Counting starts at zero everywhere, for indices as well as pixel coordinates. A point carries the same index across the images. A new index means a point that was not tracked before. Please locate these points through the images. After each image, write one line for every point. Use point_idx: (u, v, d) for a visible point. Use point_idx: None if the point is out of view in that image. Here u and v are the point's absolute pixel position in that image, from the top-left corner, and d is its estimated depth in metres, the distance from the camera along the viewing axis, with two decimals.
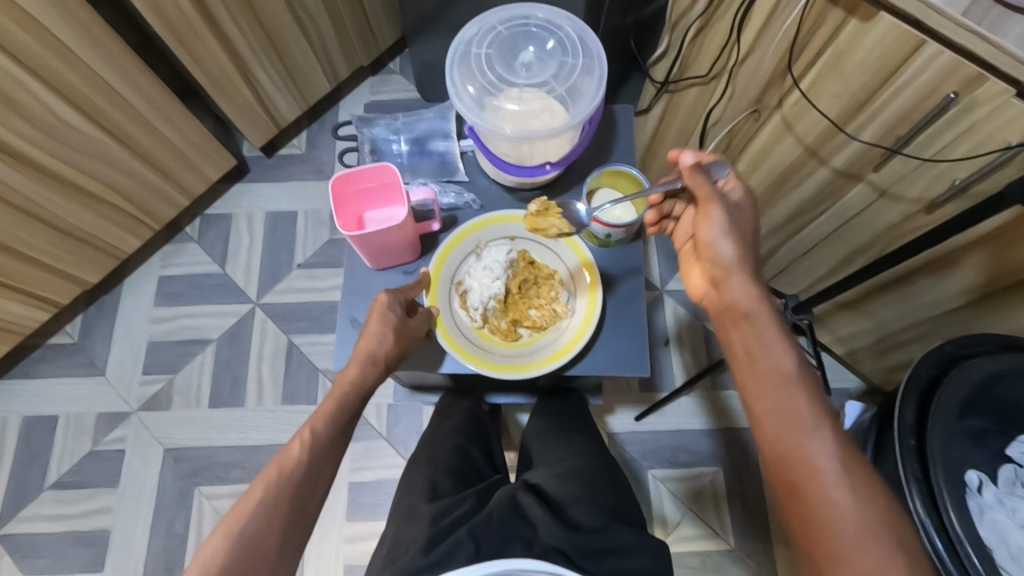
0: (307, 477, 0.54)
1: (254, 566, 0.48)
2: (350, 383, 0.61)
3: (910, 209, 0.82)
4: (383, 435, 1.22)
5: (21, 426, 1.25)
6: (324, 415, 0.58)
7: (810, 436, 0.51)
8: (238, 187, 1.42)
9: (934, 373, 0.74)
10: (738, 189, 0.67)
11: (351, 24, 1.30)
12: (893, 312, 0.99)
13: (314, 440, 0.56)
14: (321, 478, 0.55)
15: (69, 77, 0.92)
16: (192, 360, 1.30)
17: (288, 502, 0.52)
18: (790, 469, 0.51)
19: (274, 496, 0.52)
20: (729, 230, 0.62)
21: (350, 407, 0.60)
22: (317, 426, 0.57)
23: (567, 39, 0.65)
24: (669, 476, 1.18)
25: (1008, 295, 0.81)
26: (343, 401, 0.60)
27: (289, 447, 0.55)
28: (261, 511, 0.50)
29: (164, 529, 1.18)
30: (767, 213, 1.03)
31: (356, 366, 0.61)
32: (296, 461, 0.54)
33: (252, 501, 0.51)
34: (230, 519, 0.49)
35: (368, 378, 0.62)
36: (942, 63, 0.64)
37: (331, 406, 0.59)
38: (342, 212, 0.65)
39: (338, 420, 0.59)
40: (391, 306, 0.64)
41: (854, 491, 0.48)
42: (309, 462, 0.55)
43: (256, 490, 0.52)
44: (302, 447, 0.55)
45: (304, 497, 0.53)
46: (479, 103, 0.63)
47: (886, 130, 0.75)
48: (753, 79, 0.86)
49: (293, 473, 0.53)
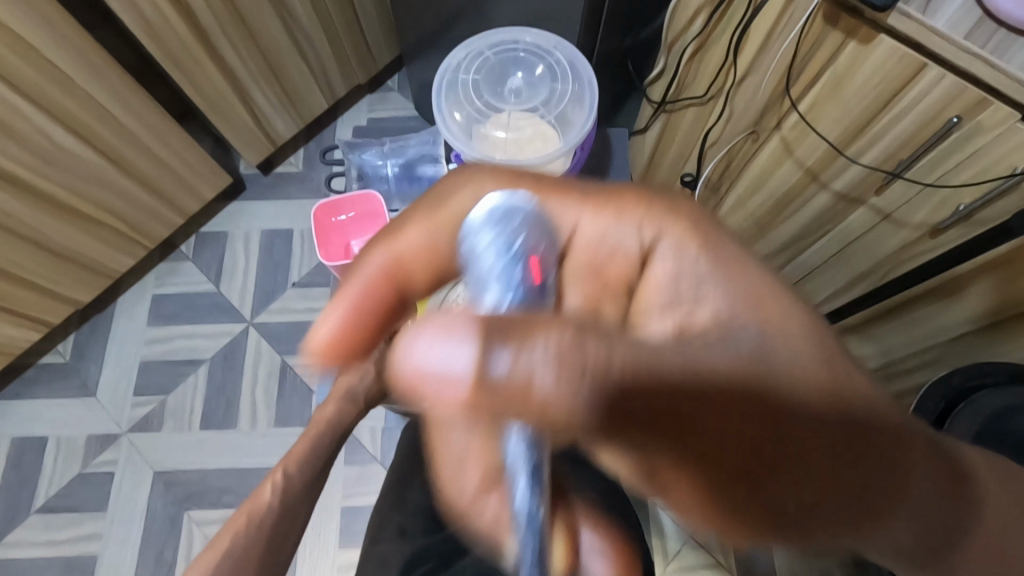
0: (277, 523, 0.54)
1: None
2: (326, 420, 0.60)
3: (912, 234, 0.80)
4: (377, 459, 1.19)
5: (12, 448, 1.23)
6: (298, 457, 0.57)
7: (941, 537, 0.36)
8: (235, 205, 1.41)
9: (941, 406, 0.73)
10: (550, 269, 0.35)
11: (347, 44, 1.29)
12: (896, 338, 0.94)
13: (287, 484, 0.55)
14: (295, 521, 0.55)
15: (65, 102, 0.92)
16: (185, 382, 1.28)
17: (258, 552, 0.52)
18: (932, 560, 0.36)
19: (244, 543, 0.51)
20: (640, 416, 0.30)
21: (325, 447, 0.60)
22: (291, 467, 0.56)
23: (557, 64, 0.64)
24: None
25: (1017, 322, 0.78)
26: (317, 440, 0.59)
27: (261, 489, 0.55)
28: (227, 563, 0.50)
29: (153, 557, 1.15)
30: (766, 236, 1.01)
31: (336, 403, 0.60)
32: (266, 507, 0.54)
33: (219, 552, 0.50)
34: (198, 570, 0.50)
35: (344, 415, 0.60)
36: (944, 88, 0.63)
37: (305, 447, 0.58)
38: (328, 243, 0.64)
39: (315, 462, 0.58)
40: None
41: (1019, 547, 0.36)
42: (281, 507, 0.54)
43: (224, 539, 0.51)
44: (274, 491, 0.55)
45: (274, 545, 0.53)
46: (466, 130, 0.62)
47: (888, 155, 0.73)
48: (752, 101, 0.84)
49: (262, 519, 0.53)
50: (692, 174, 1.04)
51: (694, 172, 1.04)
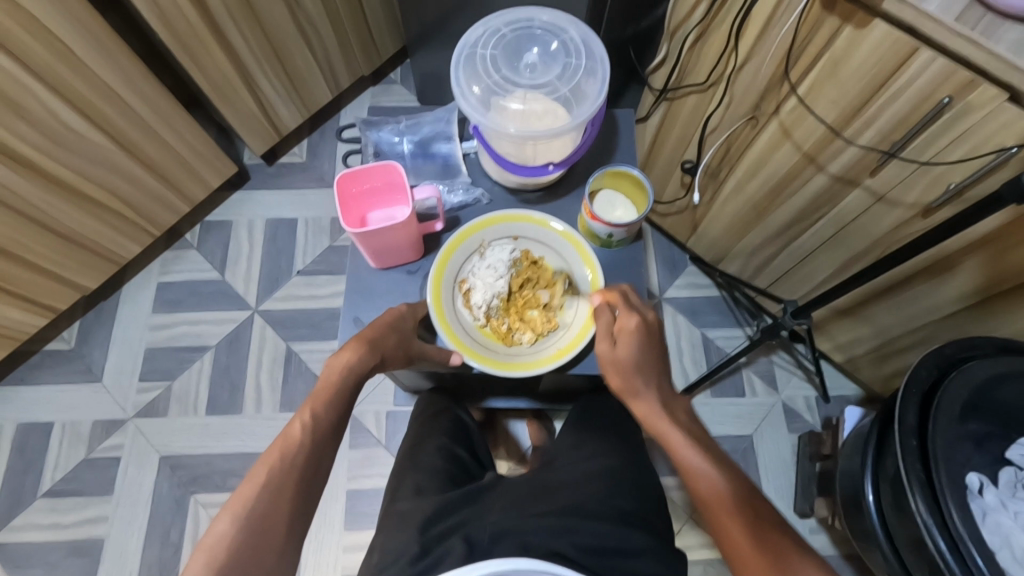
0: (309, 459, 0.54)
1: (263, 550, 0.48)
2: (345, 369, 0.60)
3: (906, 214, 0.84)
4: (382, 443, 1.21)
5: (17, 433, 1.23)
6: (324, 399, 0.58)
7: (711, 480, 0.58)
8: (240, 194, 1.43)
9: (934, 375, 0.74)
10: (629, 313, 0.64)
11: (353, 35, 1.31)
12: (892, 318, 1.00)
13: (316, 423, 0.56)
14: (324, 460, 0.55)
15: (76, 85, 0.93)
16: (190, 367, 1.29)
17: (293, 486, 0.52)
18: (705, 503, 0.57)
19: (279, 477, 0.51)
20: (630, 354, 0.63)
21: (348, 393, 0.60)
22: (318, 409, 0.57)
23: (571, 41, 0.67)
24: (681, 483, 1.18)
25: (1003, 300, 0.83)
26: (341, 385, 0.59)
27: (290, 427, 0.55)
28: (267, 494, 0.50)
29: (159, 539, 1.16)
30: (765, 220, 1.05)
31: (353, 350, 0.61)
32: (297, 442, 0.54)
33: (256, 484, 0.50)
34: (236, 503, 0.49)
35: (365, 363, 0.61)
36: (937, 68, 0.66)
37: (327, 389, 0.59)
38: (347, 212, 0.66)
39: (339, 405, 0.59)
40: (404, 318, 0.67)
41: (757, 528, 0.54)
42: (310, 444, 0.54)
43: (259, 474, 0.51)
44: (303, 429, 0.55)
45: (307, 480, 0.53)
46: (484, 102, 0.65)
47: (883, 136, 0.77)
48: (750, 87, 0.87)
49: (294, 454, 0.53)
50: (693, 161, 1.07)
51: (694, 159, 1.07)
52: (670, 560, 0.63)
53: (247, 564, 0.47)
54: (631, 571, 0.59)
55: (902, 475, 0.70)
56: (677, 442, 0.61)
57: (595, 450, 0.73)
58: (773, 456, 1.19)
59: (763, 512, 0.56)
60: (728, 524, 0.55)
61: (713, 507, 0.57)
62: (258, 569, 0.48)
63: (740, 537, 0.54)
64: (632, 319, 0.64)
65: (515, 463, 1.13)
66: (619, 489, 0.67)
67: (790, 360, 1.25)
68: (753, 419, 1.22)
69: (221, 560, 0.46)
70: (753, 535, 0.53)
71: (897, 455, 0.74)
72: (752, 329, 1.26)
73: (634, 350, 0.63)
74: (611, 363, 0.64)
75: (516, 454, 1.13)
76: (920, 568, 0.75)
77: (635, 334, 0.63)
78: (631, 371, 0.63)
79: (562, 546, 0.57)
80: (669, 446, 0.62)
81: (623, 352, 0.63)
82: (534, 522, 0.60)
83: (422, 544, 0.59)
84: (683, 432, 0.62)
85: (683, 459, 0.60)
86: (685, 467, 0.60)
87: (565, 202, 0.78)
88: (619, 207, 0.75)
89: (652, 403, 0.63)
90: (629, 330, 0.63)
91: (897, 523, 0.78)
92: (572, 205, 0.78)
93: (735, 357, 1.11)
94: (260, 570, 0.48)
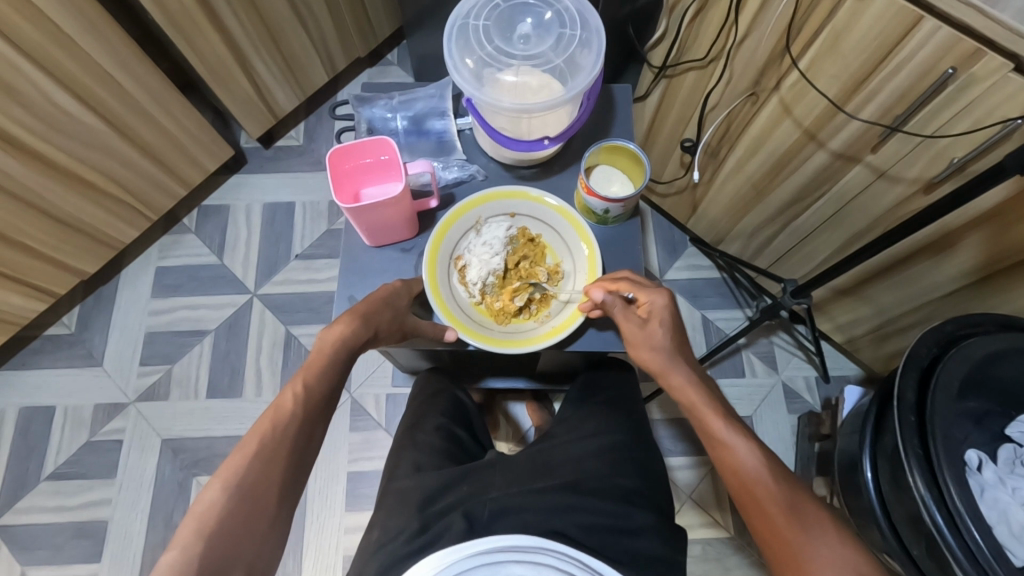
0: (300, 430, 0.54)
1: (253, 517, 0.48)
2: (338, 341, 0.60)
3: (908, 190, 0.82)
4: (382, 426, 1.21)
5: (19, 418, 1.24)
6: (316, 370, 0.58)
7: (743, 453, 0.58)
8: (236, 178, 1.42)
9: (934, 351, 0.73)
10: (651, 295, 0.66)
11: (349, 16, 1.30)
12: (892, 296, 0.99)
13: (308, 394, 0.56)
14: (314, 431, 0.56)
15: (70, 67, 0.92)
16: (190, 351, 1.29)
17: (284, 456, 0.52)
18: (739, 480, 0.58)
19: (270, 448, 0.51)
20: (664, 329, 0.65)
21: (341, 365, 0.60)
22: (309, 379, 0.57)
23: (565, 11, 0.66)
24: (688, 464, 1.19)
25: (1004, 277, 0.82)
26: (332, 358, 0.59)
27: (282, 397, 0.55)
28: (258, 463, 0.50)
29: (162, 521, 1.17)
30: (765, 199, 1.04)
31: (348, 323, 0.61)
32: (290, 413, 0.54)
33: (248, 453, 0.50)
34: (226, 471, 0.49)
35: (356, 337, 0.61)
36: (941, 39, 0.64)
37: (320, 362, 0.59)
38: (340, 189, 0.66)
39: (331, 378, 0.59)
40: (399, 293, 0.67)
41: (791, 498, 0.55)
42: (303, 415, 0.54)
43: (251, 442, 0.51)
44: (295, 400, 0.55)
45: (298, 451, 0.53)
46: (477, 75, 0.64)
47: (885, 110, 0.75)
48: (751, 61, 0.85)
49: (285, 425, 0.53)
50: (692, 140, 1.06)
51: (694, 137, 1.05)
52: (673, 540, 0.63)
53: (238, 530, 0.47)
54: (632, 550, 0.59)
55: (900, 451, 0.70)
56: (713, 417, 0.61)
57: (596, 425, 0.72)
58: (773, 437, 1.19)
59: (792, 480, 0.57)
60: (761, 496, 0.56)
61: (742, 477, 0.57)
62: (249, 539, 0.47)
63: (771, 507, 0.55)
64: (656, 297, 0.66)
65: (514, 445, 1.13)
66: (617, 465, 0.67)
67: (790, 341, 1.25)
68: (753, 401, 1.22)
69: (212, 528, 0.46)
70: (785, 509, 0.54)
71: (895, 432, 0.74)
72: (752, 310, 1.25)
73: (665, 328, 0.65)
74: (645, 343, 0.65)
75: (514, 436, 1.13)
76: (916, 543, 0.76)
77: (664, 313, 0.65)
78: (668, 349, 0.65)
79: (561, 525, 0.58)
80: (702, 417, 0.62)
81: (656, 329, 0.65)
82: (535, 498, 0.60)
83: (422, 521, 0.59)
84: (718, 408, 0.62)
85: (718, 432, 0.60)
86: (720, 441, 0.60)
87: (561, 179, 0.78)
88: (615, 182, 0.74)
89: (689, 377, 0.64)
90: (660, 309, 0.65)
91: (893, 499, 0.78)
92: (568, 182, 0.78)
93: (734, 338, 1.11)
94: (250, 538, 0.47)
